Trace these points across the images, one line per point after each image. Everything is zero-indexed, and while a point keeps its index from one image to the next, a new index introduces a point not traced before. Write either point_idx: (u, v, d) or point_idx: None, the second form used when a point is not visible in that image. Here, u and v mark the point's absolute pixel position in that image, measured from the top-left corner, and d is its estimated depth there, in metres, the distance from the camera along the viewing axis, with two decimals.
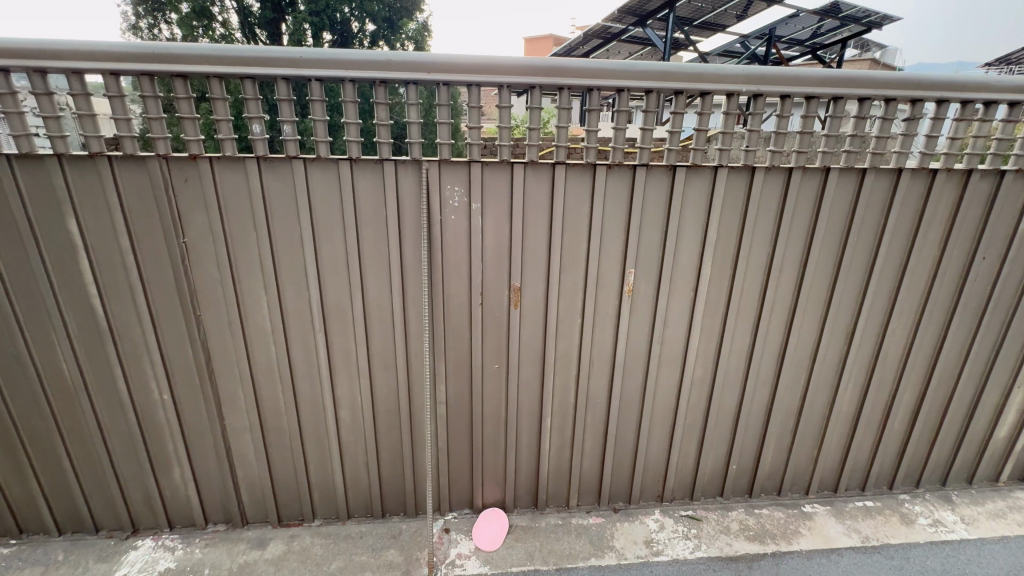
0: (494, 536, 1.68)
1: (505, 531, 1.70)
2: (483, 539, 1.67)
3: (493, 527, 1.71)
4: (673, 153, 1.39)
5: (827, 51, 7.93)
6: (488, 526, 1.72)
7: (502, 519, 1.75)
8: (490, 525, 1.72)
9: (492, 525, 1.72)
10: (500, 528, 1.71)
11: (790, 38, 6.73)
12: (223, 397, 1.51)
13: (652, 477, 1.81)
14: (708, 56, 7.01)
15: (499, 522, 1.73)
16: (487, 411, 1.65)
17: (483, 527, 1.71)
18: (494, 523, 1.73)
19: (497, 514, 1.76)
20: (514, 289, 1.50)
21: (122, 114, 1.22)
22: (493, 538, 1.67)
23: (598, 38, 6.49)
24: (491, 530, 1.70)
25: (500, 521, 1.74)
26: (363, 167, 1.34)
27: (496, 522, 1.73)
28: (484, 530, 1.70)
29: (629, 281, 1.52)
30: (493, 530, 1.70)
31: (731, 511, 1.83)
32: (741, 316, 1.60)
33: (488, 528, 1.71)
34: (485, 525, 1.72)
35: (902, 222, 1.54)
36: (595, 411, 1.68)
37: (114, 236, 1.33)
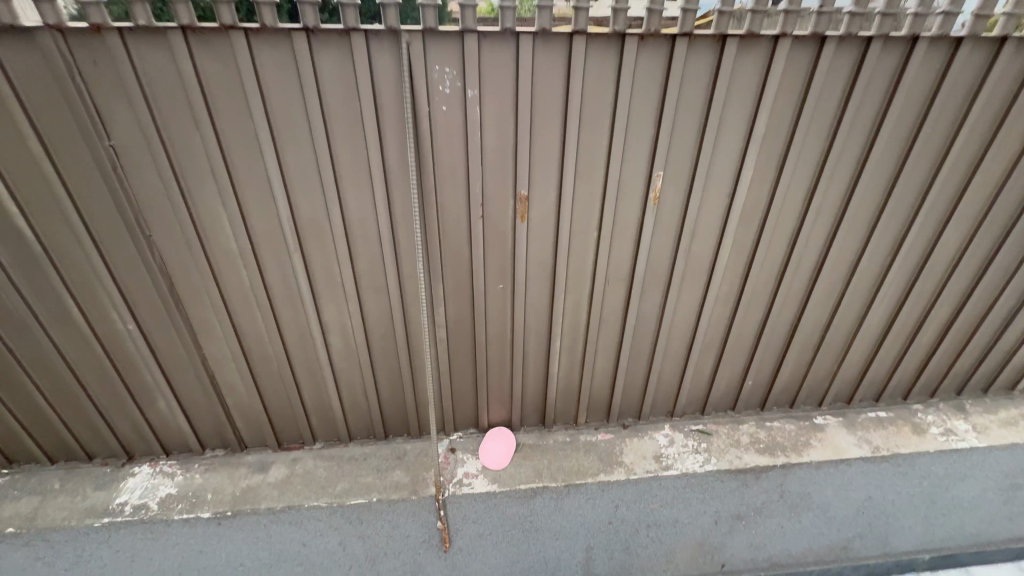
0: (500, 455, 1.64)
1: (512, 450, 1.67)
2: (489, 458, 1.63)
3: (499, 446, 1.67)
4: (723, 19, 1.09)
5: None
6: (495, 444, 1.67)
7: (510, 438, 1.69)
8: (497, 444, 1.67)
9: (498, 444, 1.67)
10: (507, 447, 1.66)
11: None
12: (197, 326, 1.36)
13: (664, 394, 1.74)
14: None
15: (506, 441, 1.67)
16: (491, 334, 1.51)
17: (490, 445, 1.67)
18: (501, 443, 1.67)
19: (504, 432, 1.70)
20: (520, 199, 1.27)
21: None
22: (500, 457, 1.64)
23: None
24: (497, 449, 1.65)
25: (507, 439, 1.69)
26: (325, 42, 1.04)
27: (503, 441, 1.68)
28: (490, 448, 1.66)
29: (655, 187, 1.29)
30: (500, 449, 1.66)
31: (742, 425, 1.79)
32: (779, 227, 1.40)
33: (495, 447, 1.66)
34: (492, 444, 1.67)
35: (986, 109, 1.28)
36: (608, 331, 1.54)
37: (20, 139, 1.07)
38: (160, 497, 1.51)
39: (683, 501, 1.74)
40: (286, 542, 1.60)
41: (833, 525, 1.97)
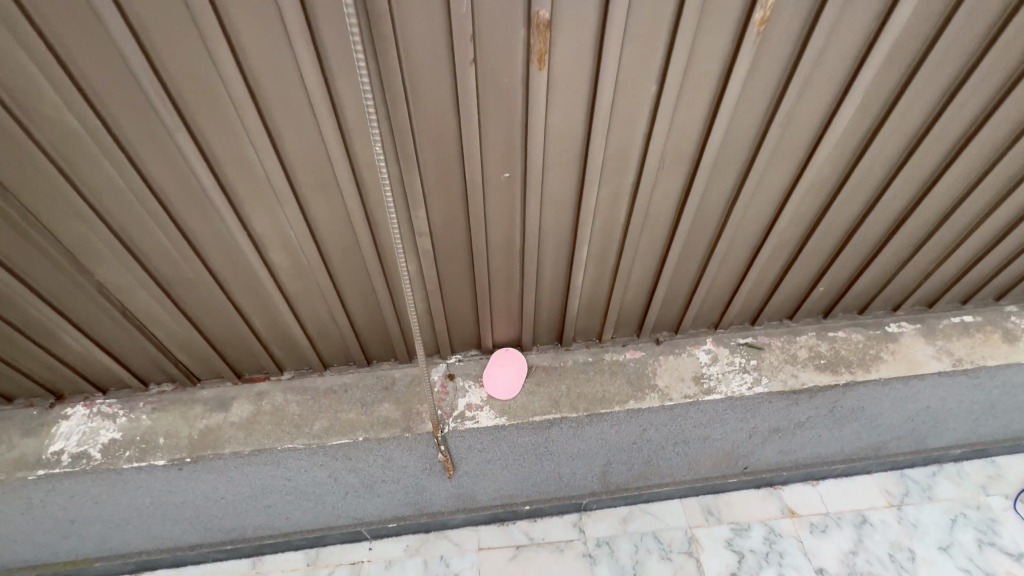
0: (510, 383, 1.35)
1: (523, 376, 1.37)
2: (496, 387, 1.35)
3: (508, 371, 1.36)
4: None
5: None
6: (502, 368, 1.37)
7: (521, 361, 1.38)
8: (505, 367, 1.37)
9: (507, 367, 1.37)
10: (517, 373, 1.36)
11: None
12: (72, 244, 0.95)
13: (711, 304, 1.40)
14: None
15: (516, 365, 1.37)
16: (494, 242, 1.10)
17: (497, 370, 1.36)
18: (510, 368, 1.37)
19: (513, 354, 1.39)
20: (539, 29, 0.76)
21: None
22: (509, 385, 1.35)
23: None
24: (505, 375, 1.36)
25: (518, 362, 1.38)
26: None
27: (513, 366, 1.37)
28: (497, 372, 1.36)
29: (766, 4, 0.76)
30: (510, 373, 1.36)
31: (800, 337, 1.48)
32: (931, 74, 0.91)
33: (502, 371, 1.36)
34: (499, 368, 1.37)
35: None
36: (652, 233, 1.14)
37: None
38: (102, 444, 1.26)
39: (720, 421, 1.51)
40: (266, 478, 1.40)
41: (876, 432, 1.79)
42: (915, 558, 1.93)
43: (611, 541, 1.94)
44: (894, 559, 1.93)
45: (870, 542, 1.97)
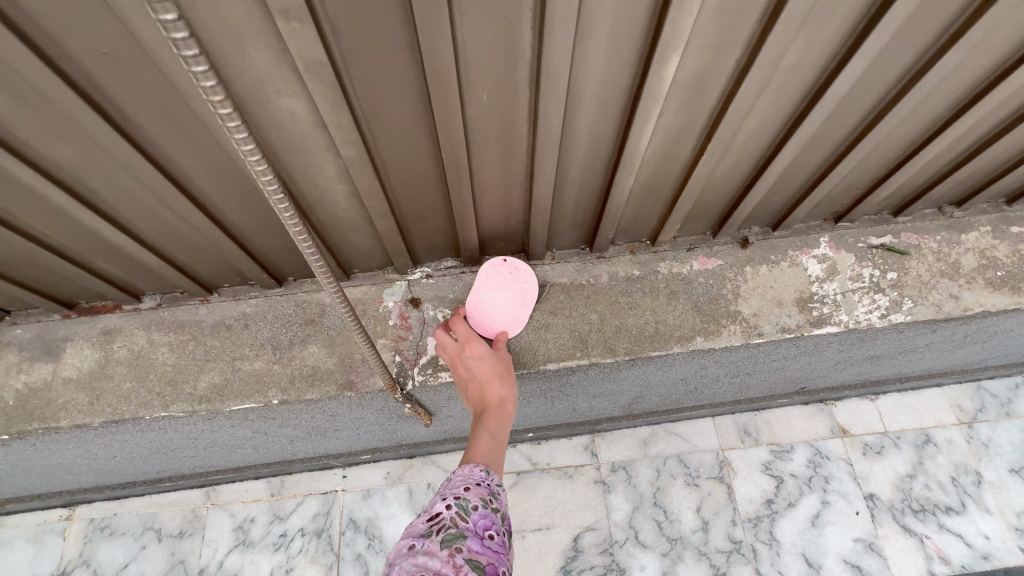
0: (508, 316, 0.82)
1: (529, 305, 0.83)
2: (485, 322, 0.81)
3: (507, 297, 0.82)
4: None
5: None
6: (496, 292, 0.82)
7: (528, 284, 0.83)
8: (501, 291, 0.82)
9: (505, 289, 0.82)
10: (522, 300, 0.82)
11: None
12: None
13: (848, 185, 0.83)
14: None
15: (519, 289, 0.82)
16: (473, 48, 0.50)
17: (488, 294, 0.82)
18: (508, 294, 0.82)
19: (516, 271, 0.83)
20: None
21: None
22: (507, 321, 0.82)
23: None
24: (501, 303, 0.82)
25: (523, 284, 0.83)
26: None
27: (514, 290, 0.82)
28: (489, 298, 0.82)
29: None
30: (509, 302, 0.82)
31: (968, 235, 0.93)
32: None
33: (497, 298, 0.82)
34: (490, 291, 0.82)
35: None
36: (814, 33, 0.53)
37: None
38: None
39: (813, 352, 1.04)
40: (155, 441, 0.96)
41: (997, 352, 1.34)
42: (981, 482, 1.49)
43: (630, 467, 1.51)
44: (957, 483, 1.49)
45: (933, 466, 1.51)
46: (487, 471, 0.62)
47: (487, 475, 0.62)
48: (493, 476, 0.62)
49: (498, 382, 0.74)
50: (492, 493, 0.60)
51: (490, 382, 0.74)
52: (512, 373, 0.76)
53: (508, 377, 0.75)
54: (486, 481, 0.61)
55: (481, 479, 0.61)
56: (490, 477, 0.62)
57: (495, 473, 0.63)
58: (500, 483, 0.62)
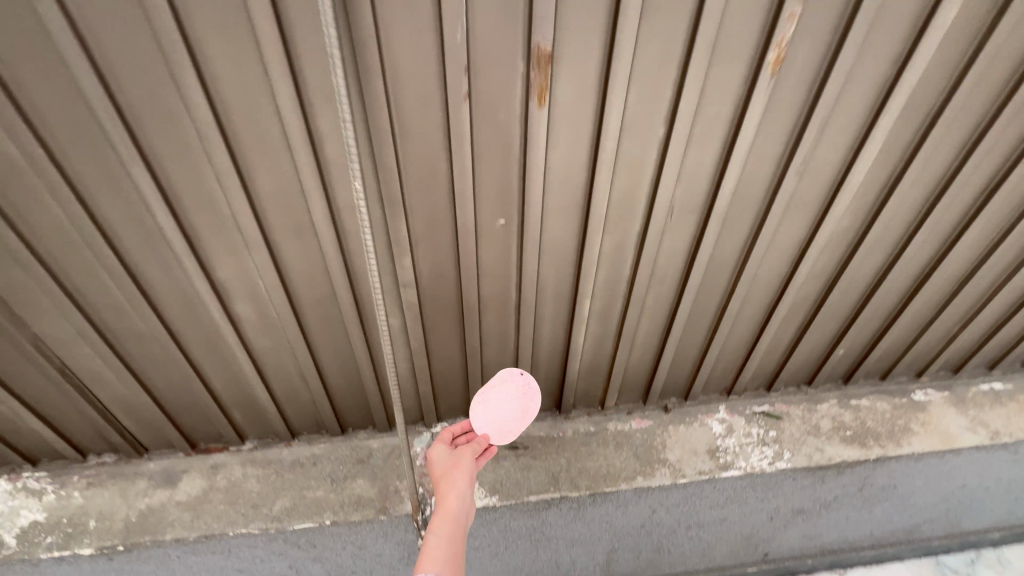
0: (504, 428, 0.90)
1: (528, 420, 0.91)
2: (482, 425, 0.92)
3: (510, 406, 0.89)
4: None
5: None
6: (502, 400, 0.88)
7: (533, 401, 0.90)
8: (506, 402, 0.88)
9: (510, 402, 0.88)
10: (522, 417, 0.90)
11: None
12: (6, 292, 0.83)
13: (723, 369, 1.28)
14: None
15: (521, 408, 0.88)
16: (487, 295, 1.00)
17: (495, 400, 0.89)
18: (512, 403, 0.89)
19: (526, 387, 0.89)
20: (538, 59, 0.69)
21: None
22: (503, 429, 0.91)
23: None
24: (504, 410, 0.89)
25: (530, 396, 0.90)
26: None
27: (518, 402, 0.89)
28: (494, 404, 0.89)
29: (776, 43, 0.71)
30: (510, 415, 0.89)
31: (821, 405, 1.35)
32: (953, 124, 0.85)
33: (502, 407, 0.88)
34: (498, 395, 0.89)
35: None
36: (657, 291, 1.05)
37: None
38: (20, 527, 1.07)
39: (738, 502, 1.34)
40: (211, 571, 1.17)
41: (912, 513, 1.60)
42: None
43: None
44: None
45: None
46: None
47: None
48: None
49: (449, 487, 0.84)
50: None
51: (443, 488, 0.84)
52: (463, 474, 0.87)
53: (459, 483, 0.85)
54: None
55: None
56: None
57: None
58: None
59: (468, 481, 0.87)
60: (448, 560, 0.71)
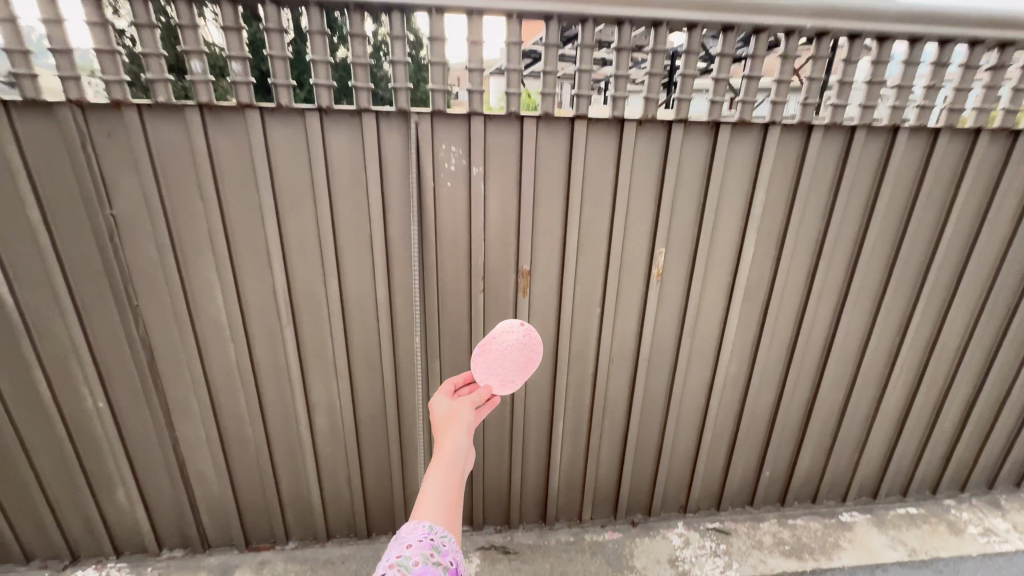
0: (506, 377, 1.00)
1: (528, 368, 1.03)
2: (486, 374, 1.00)
3: (513, 356, 0.99)
4: (718, 109, 1.13)
5: None
6: (505, 351, 0.99)
7: (535, 348, 1.02)
8: (509, 352, 0.99)
9: (512, 352, 0.99)
10: (523, 367, 1.02)
11: None
12: (172, 403, 1.25)
13: (675, 487, 1.60)
14: None
15: (525, 355, 0.99)
16: (489, 416, 1.41)
17: (497, 351, 0.99)
18: (514, 359, 0.99)
19: (527, 333, 1.01)
20: (523, 273, 1.24)
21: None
22: (504, 380, 1.01)
23: None
24: (507, 362, 0.99)
25: (530, 349, 1.02)
26: (335, 120, 1.06)
27: (521, 357, 1.00)
28: (496, 354, 0.99)
29: (658, 263, 1.27)
30: (512, 366, 1.00)
31: (763, 523, 1.63)
32: (782, 305, 1.37)
33: (504, 356, 0.99)
34: (502, 346, 0.99)
35: (970, 199, 1.32)
36: (612, 417, 1.45)
37: (20, 206, 1.04)
38: None
39: None
40: None
41: None
42: None
43: None
44: None
45: None
46: (425, 523, 0.69)
47: (425, 527, 0.68)
48: (432, 528, 0.68)
49: (447, 434, 0.84)
50: (435, 547, 0.65)
51: (440, 435, 0.84)
52: (462, 421, 0.87)
53: (458, 431, 0.85)
54: (428, 537, 0.67)
55: (423, 535, 0.67)
56: (431, 530, 0.68)
57: (432, 520, 0.70)
58: (444, 534, 0.68)
59: (466, 432, 0.86)
60: (448, 503, 0.74)
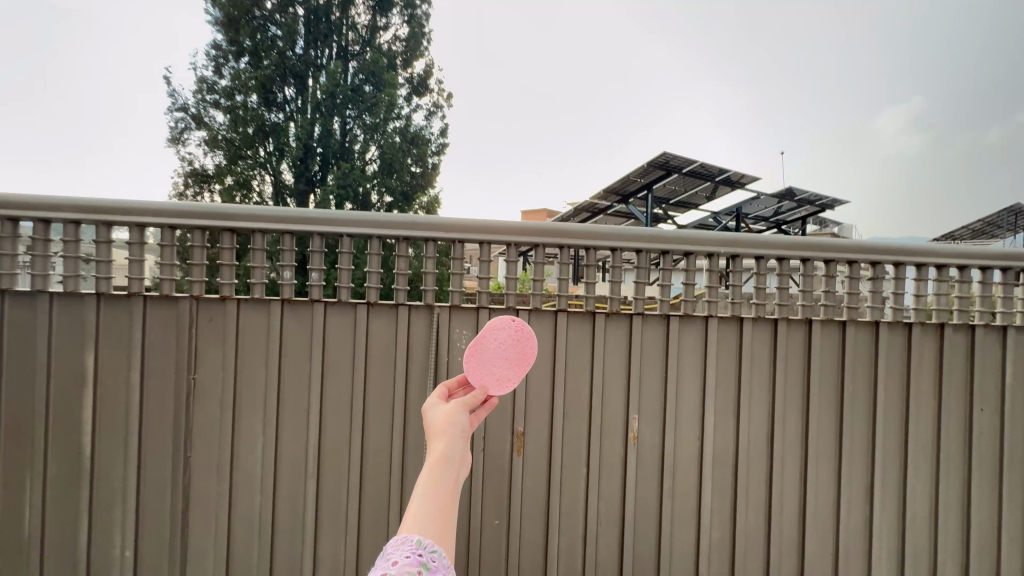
0: (501, 375, 0.96)
1: (525, 366, 1.00)
2: (481, 373, 0.95)
3: (507, 353, 0.97)
4: (666, 306, 1.52)
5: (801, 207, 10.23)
6: (498, 348, 0.97)
7: (529, 345, 0.99)
8: (503, 348, 0.97)
9: (506, 345, 0.97)
10: (518, 362, 0.98)
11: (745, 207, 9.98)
12: (191, 553, 1.35)
13: None
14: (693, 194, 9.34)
15: (520, 351, 0.97)
16: None
17: (492, 345, 0.97)
18: (506, 363, 0.97)
19: (521, 327, 0.99)
20: (518, 434, 1.46)
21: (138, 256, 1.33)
22: (499, 378, 0.96)
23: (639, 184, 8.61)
24: (500, 361, 0.97)
25: (525, 344, 1.00)
26: (378, 311, 1.42)
27: (513, 364, 0.97)
28: (491, 349, 0.97)
29: (633, 428, 1.49)
30: (506, 360, 0.97)
31: None
32: (750, 469, 1.53)
33: (497, 353, 0.97)
34: (495, 342, 0.97)
35: (891, 375, 1.58)
36: None
37: (127, 369, 1.34)
38: None
39: None
40: None
41: None
42: None
43: None
44: None
45: None
46: (414, 537, 0.63)
47: (414, 540, 0.62)
48: (421, 542, 0.62)
49: (444, 436, 0.76)
50: (422, 565, 0.59)
51: (435, 435, 0.76)
52: (457, 426, 0.78)
53: (452, 435, 0.76)
54: (416, 552, 0.61)
55: (410, 550, 0.60)
56: (420, 544, 0.62)
57: (422, 532, 0.64)
58: (434, 547, 0.63)
59: (461, 439, 0.77)
60: (440, 513, 0.67)
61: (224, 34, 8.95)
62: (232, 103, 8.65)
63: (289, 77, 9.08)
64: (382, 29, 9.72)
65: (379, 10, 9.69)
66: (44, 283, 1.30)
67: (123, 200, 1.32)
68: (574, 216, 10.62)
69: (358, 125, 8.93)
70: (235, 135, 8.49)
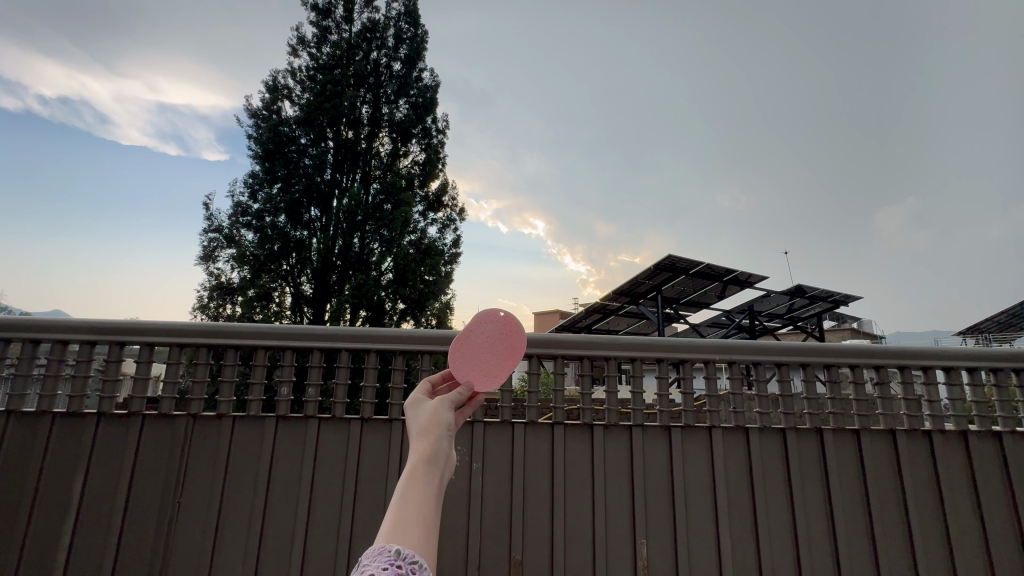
0: (487, 370, 0.86)
1: (515, 362, 0.91)
2: (466, 369, 0.86)
3: (493, 349, 0.90)
4: (666, 414, 1.49)
5: (814, 304, 10.25)
6: (483, 344, 0.90)
7: (518, 340, 0.91)
8: (488, 344, 0.90)
9: (491, 342, 0.90)
10: (506, 357, 0.89)
11: (755, 307, 10.03)
12: None
13: None
14: (699, 292, 9.53)
15: (507, 345, 0.89)
16: None
17: (475, 343, 0.89)
18: (492, 356, 0.88)
19: (508, 321, 0.93)
20: (515, 562, 1.34)
21: (143, 374, 1.39)
22: (485, 374, 0.86)
23: (648, 284, 8.75)
24: (484, 356, 0.88)
25: (512, 339, 0.92)
26: (373, 426, 1.42)
27: (499, 357, 0.88)
28: (474, 346, 0.89)
29: (642, 555, 1.36)
30: (492, 357, 0.89)
31: None
32: None
33: (482, 347, 0.89)
34: (479, 338, 0.90)
35: (921, 486, 1.45)
36: None
37: (114, 490, 1.30)
38: None
39: None
40: None
41: None
42: None
43: None
44: None
45: None
46: (393, 546, 0.51)
47: (393, 550, 0.50)
48: (400, 552, 0.50)
49: (428, 436, 0.66)
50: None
51: (417, 436, 0.66)
52: (444, 423, 0.68)
53: (440, 433, 0.66)
54: (394, 563, 0.48)
55: (386, 561, 0.48)
56: (399, 554, 0.50)
57: (403, 542, 0.52)
58: (418, 557, 0.50)
59: (448, 436, 0.67)
60: (424, 523, 0.55)
61: (261, 166, 9.99)
62: (262, 223, 9.40)
63: (315, 200, 9.99)
64: (402, 156, 10.87)
65: (400, 140, 10.90)
66: (51, 403, 1.35)
67: (138, 324, 1.43)
68: (586, 317, 10.70)
69: (377, 240, 9.60)
70: (261, 252, 9.10)
